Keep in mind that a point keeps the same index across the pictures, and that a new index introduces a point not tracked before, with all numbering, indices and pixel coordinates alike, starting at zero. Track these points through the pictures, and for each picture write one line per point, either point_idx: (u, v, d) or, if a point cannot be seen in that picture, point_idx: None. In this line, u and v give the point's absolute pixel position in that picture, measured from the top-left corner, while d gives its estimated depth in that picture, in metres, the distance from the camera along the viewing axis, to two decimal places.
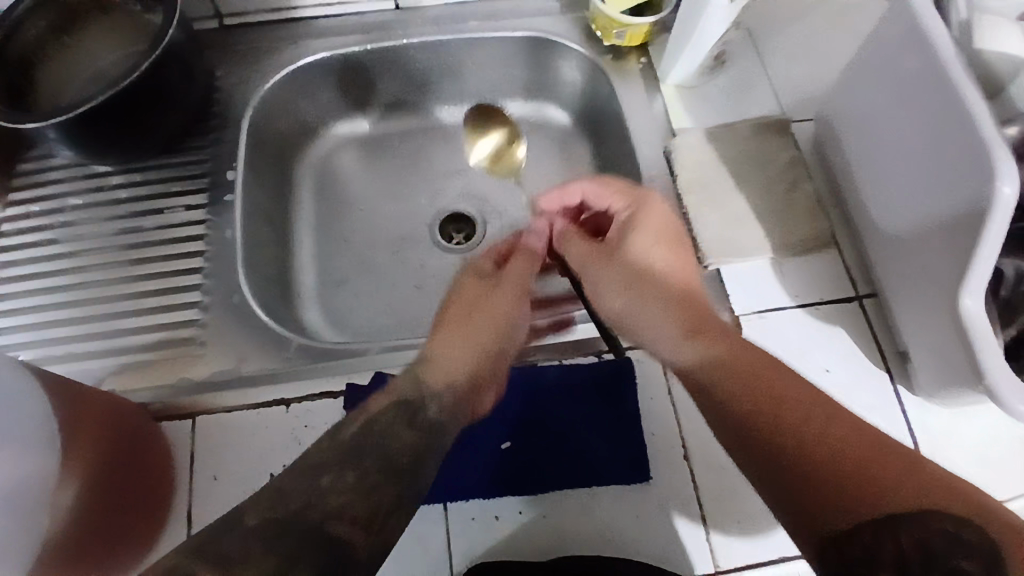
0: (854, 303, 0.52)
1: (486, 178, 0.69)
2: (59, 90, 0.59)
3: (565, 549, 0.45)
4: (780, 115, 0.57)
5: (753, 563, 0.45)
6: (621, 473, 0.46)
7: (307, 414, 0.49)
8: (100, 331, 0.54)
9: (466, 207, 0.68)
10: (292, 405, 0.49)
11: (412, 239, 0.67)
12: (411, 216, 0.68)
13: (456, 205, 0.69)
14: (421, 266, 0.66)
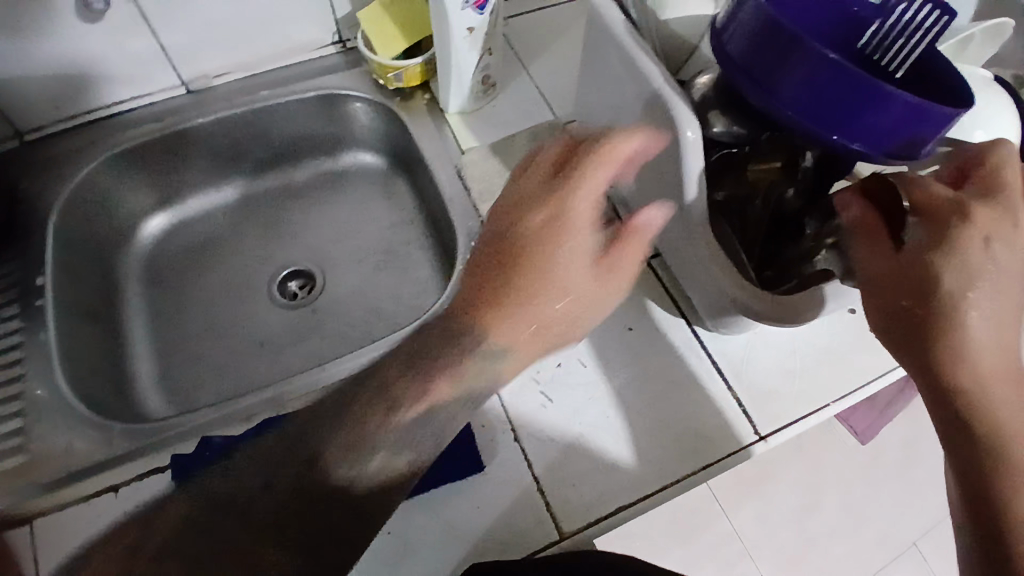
0: (644, 266, 0.58)
1: (314, 231, 0.72)
2: None
3: (414, 555, 0.46)
4: (552, 120, 0.64)
5: (590, 520, 0.48)
6: (453, 469, 0.48)
7: (139, 496, 0.48)
8: None
9: (299, 260, 0.71)
10: (121, 489, 0.48)
11: (250, 300, 0.69)
12: (246, 280, 0.70)
13: (290, 260, 0.71)
14: (262, 325, 0.67)
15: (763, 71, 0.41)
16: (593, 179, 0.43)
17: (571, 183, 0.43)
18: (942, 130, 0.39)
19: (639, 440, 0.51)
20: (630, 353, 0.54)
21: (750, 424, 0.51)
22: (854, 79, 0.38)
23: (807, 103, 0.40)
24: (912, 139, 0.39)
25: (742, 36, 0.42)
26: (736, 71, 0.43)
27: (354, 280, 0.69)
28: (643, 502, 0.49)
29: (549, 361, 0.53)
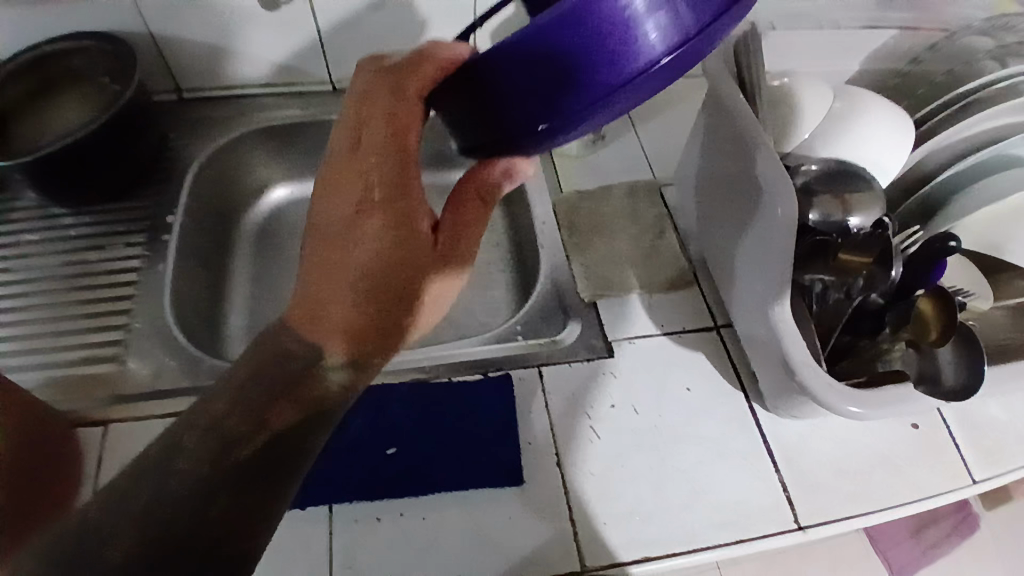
0: (713, 332, 0.59)
1: None
2: (36, 138, 0.65)
3: (440, 546, 0.48)
4: (651, 180, 0.69)
5: (615, 561, 0.48)
6: (495, 474, 0.51)
7: None
8: (40, 348, 0.59)
9: None
10: None
11: None
12: None
13: None
14: None
15: (474, 92, 0.38)
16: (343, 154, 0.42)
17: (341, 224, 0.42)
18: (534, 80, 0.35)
19: (676, 497, 0.51)
20: (683, 411, 0.55)
21: (793, 513, 0.51)
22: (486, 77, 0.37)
23: (497, 102, 0.38)
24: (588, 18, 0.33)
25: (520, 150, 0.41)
26: (540, 134, 0.37)
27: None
28: (668, 557, 0.49)
29: (605, 400, 0.55)
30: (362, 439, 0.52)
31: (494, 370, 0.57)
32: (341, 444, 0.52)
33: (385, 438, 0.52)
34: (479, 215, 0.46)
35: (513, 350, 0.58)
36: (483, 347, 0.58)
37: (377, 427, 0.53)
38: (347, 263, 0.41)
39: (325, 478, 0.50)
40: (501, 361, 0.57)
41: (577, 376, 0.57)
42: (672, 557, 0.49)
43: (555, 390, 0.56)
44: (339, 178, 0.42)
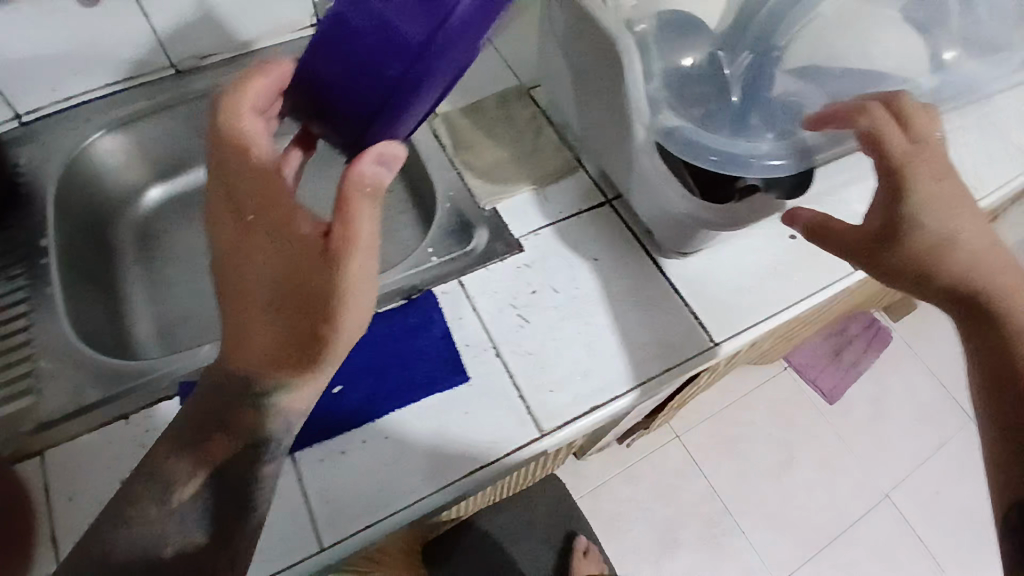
0: (606, 206, 0.64)
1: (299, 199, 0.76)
2: None
3: (409, 457, 0.51)
4: (519, 84, 0.71)
5: (568, 419, 0.53)
6: (441, 379, 0.54)
7: (147, 419, 0.54)
8: None
9: None
10: (131, 416, 0.54)
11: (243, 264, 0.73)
12: None
13: None
14: None
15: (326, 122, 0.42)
16: (217, 172, 0.40)
17: (230, 244, 0.40)
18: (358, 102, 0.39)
19: (607, 351, 0.57)
20: (595, 279, 0.60)
21: (707, 333, 0.58)
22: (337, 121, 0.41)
23: (347, 132, 0.41)
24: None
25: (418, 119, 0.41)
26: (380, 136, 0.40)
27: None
28: (610, 401, 0.54)
29: (525, 289, 0.59)
30: None
31: (416, 291, 0.59)
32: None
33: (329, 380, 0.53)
34: (362, 213, 0.38)
35: (429, 271, 0.60)
36: (398, 275, 0.60)
37: None
38: (242, 291, 0.40)
39: None
40: (420, 283, 0.59)
41: (494, 276, 0.59)
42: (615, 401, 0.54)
43: (477, 293, 0.58)
44: (217, 198, 0.40)
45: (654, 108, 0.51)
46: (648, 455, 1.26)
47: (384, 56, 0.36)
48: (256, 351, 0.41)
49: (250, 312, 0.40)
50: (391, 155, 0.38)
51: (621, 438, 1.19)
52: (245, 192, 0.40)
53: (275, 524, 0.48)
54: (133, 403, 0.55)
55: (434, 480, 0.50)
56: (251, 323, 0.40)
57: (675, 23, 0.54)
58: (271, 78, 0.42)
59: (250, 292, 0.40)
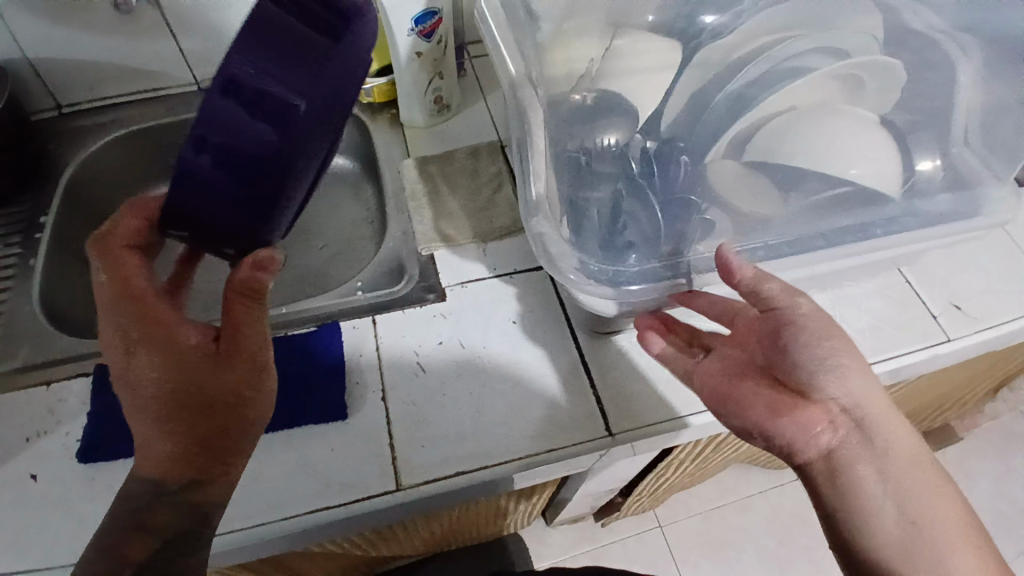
0: (541, 271, 0.63)
1: None
2: None
3: (265, 481, 0.52)
4: (493, 140, 0.73)
5: (431, 478, 0.52)
6: (319, 411, 0.54)
7: (64, 388, 0.58)
8: None
9: None
10: (52, 383, 0.58)
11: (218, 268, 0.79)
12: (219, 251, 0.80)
13: None
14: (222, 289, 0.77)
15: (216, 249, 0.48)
16: (104, 304, 0.40)
17: (127, 360, 0.40)
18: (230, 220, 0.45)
19: (493, 418, 0.54)
20: (506, 342, 0.58)
21: (603, 421, 0.55)
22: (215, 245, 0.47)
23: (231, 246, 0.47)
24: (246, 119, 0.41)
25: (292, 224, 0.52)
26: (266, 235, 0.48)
27: (308, 266, 0.78)
28: (480, 469, 0.52)
29: (432, 338, 0.59)
30: None
31: (327, 319, 0.60)
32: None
33: None
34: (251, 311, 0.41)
35: (349, 303, 0.61)
36: (321, 303, 0.62)
37: None
38: (143, 401, 0.40)
39: None
40: (337, 314, 0.60)
41: (407, 320, 0.60)
42: (484, 471, 0.52)
43: (386, 333, 0.59)
44: (106, 325, 0.40)
45: (531, 204, 0.48)
46: (625, 540, 1.17)
47: (227, 185, 0.43)
48: (163, 456, 0.41)
49: (153, 421, 0.40)
50: (266, 259, 0.42)
51: (597, 515, 1.11)
52: (135, 313, 0.40)
53: None
54: (61, 371, 0.60)
55: (283, 508, 0.51)
56: (155, 431, 0.40)
57: (601, 102, 0.57)
58: (139, 213, 0.44)
59: (152, 402, 0.40)
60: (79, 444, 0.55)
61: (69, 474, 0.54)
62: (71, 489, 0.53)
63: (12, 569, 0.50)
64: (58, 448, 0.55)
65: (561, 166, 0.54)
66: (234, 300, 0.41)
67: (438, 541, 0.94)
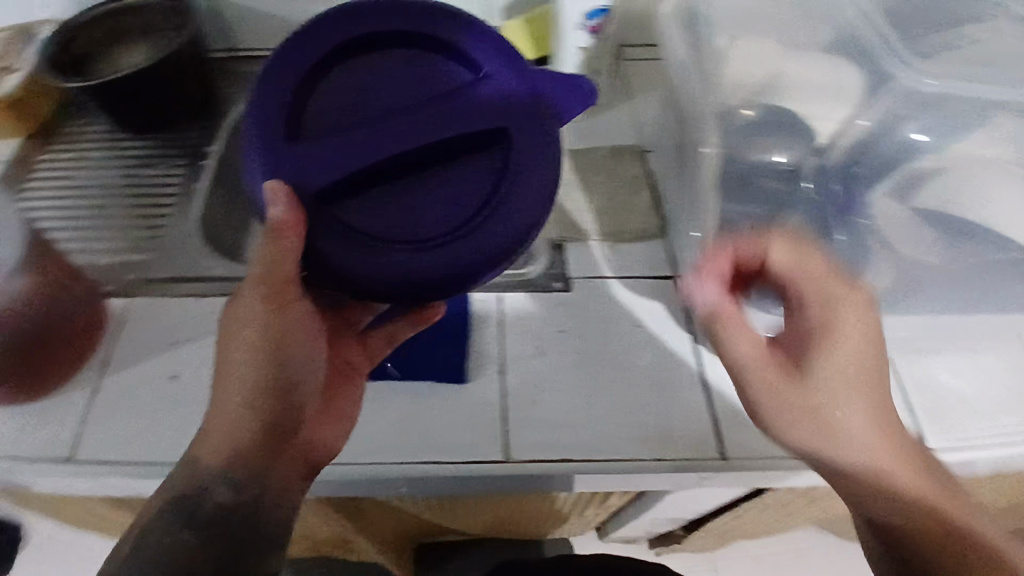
0: (668, 280, 0.63)
1: None
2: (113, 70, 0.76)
3: (381, 428, 0.54)
4: (636, 144, 0.73)
5: (538, 458, 0.53)
6: (441, 373, 0.56)
7: (209, 304, 0.63)
8: (93, 239, 0.70)
9: None
10: (201, 297, 0.63)
11: None
12: None
13: None
14: None
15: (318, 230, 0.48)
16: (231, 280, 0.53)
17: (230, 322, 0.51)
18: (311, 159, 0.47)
19: (604, 415, 0.55)
20: (626, 342, 0.59)
21: (717, 444, 0.54)
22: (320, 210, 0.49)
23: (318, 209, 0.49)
24: (362, 134, 0.46)
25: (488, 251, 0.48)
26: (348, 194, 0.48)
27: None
28: (587, 461, 0.53)
29: (554, 325, 0.59)
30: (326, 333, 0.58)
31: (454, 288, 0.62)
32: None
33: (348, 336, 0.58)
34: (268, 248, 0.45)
35: None
36: None
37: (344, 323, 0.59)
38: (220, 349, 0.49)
39: None
40: None
41: (531, 303, 0.61)
42: (591, 464, 0.52)
43: (510, 312, 0.60)
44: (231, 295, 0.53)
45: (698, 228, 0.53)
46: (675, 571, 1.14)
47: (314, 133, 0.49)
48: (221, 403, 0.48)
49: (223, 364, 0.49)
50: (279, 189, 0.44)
51: (652, 542, 1.09)
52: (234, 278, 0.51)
53: None
54: (209, 289, 0.65)
55: (393, 457, 0.53)
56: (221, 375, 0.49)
57: (771, 119, 0.59)
58: None
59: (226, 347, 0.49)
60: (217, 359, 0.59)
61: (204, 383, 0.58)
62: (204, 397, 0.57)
63: (144, 458, 0.55)
64: (196, 358, 0.59)
65: (724, 177, 0.58)
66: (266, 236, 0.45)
67: (496, 530, 0.95)
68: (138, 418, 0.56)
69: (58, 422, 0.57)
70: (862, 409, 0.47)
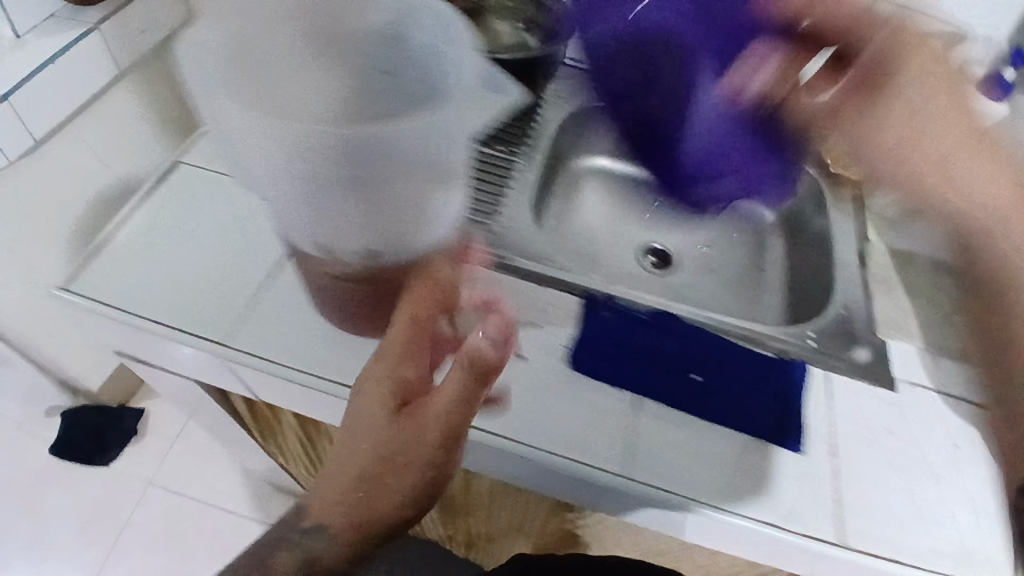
0: (980, 409, 0.66)
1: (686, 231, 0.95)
2: None
3: (719, 467, 0.59)
4: (951, 263, 0.76)
5: (855, 544, 0.56)
6: (782, 433, 0.60)
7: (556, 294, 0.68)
8: None
9: (666, 246, 0.94)
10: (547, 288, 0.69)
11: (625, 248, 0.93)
12: (632, 235, 0.95)
13: (659, 241, 0.94)
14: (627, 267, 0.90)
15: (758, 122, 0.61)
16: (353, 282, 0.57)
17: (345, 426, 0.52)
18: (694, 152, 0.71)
19: (914, 519, 0.59)
20: (938, 457, 0.63)
21: None
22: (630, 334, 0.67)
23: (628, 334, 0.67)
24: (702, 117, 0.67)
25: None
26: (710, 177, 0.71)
27: (703, 285, 0.89)
28: (895, 558, 0.56)
29: (877, 421, 0.64)
30: (676, 357, 0.64)
31: (789, 355, 0.67)
32: (664, 359, 0.64)
33: (695, 366, 0.63)
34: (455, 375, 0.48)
35: (803, 349, 0.68)
36: (776, 333, 0.68)
37: (693, 354, 0.64)
38: (346, 450, 0.50)
39: (647, 370, 0.63)
40: (791, 351, 0.67)
41: (855, 388, 0.66)
42: (901, 563, 0.56)
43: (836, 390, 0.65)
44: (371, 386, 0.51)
45: None
46: None
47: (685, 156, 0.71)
48: (330, 497, 0.51)
49: (342, 447, 0.51)
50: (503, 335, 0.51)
51: None
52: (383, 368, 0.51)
53: (611, 435, 0.60)
54: (553, 279, 0.70)
55: (725, 497, 0.57)
56: (343, 471, 0.50)
57: None
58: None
59: (348, 436, 0.51)
60: (565, 350, 0.65)
61: (556, 372, 0.63)
62: (555, 381, 0.63)
63: (494, 425, 0.60)
64: (547, 341, 0.65)
65: None
66: (469, 371, 0.48)
67: None
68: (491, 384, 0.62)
69: None
70: (977, 157, 0.49)
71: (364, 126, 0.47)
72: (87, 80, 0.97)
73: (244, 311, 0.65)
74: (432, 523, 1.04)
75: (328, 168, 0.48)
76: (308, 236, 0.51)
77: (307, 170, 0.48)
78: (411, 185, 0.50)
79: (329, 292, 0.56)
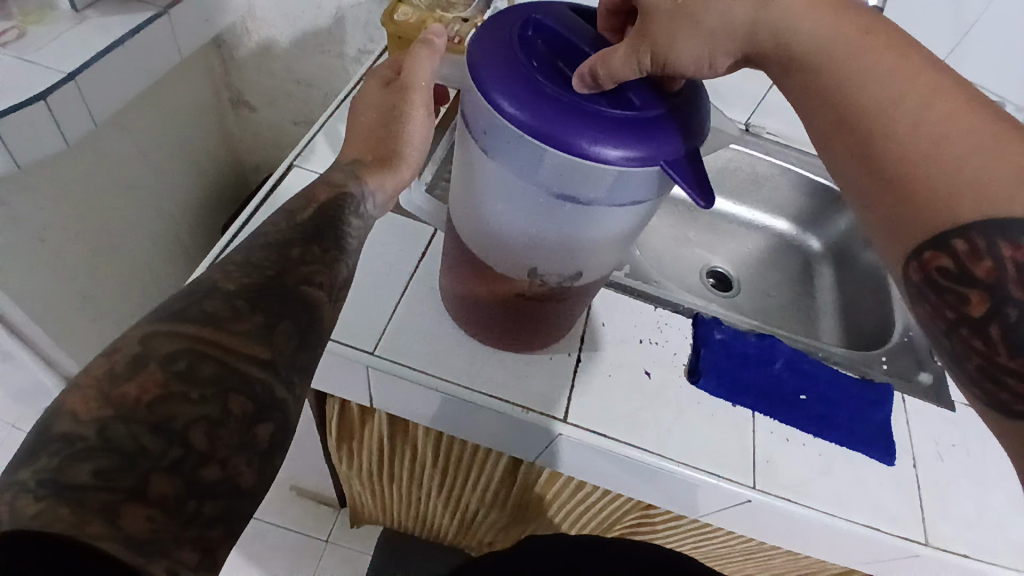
0: None
1: (740, 258, 1.04)
2: None
3: (827, 480, 0.65)
4: None
5: (947, 548, 0.63)
6: (877, 450, 0.68)
7: (667, 314, 0.74)
8: None
9: (722, 270, 1.02)
10: (660, 307, 0.75)
11: (691, 269, 1.00)
12: (696, 257, 1.02)
13: (716, 266, 1.03)
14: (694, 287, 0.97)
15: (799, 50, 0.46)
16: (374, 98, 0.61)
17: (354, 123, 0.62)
18: (774, 373, 0.71)
19: (991, 527, 0.65)
20: (1001, 472, 0.70)
21: None
22: (748, 374, 0.71)
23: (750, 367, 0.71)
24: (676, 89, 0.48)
25: (676, 135, 0.45)
26: (792, 392, 0.70)
27: (763, 309, 0.97)
28: (983, 560, 0.63)
29: (947, 437, 0.71)
30: (782, 377, 0.71)
31: (874, 378, 0.74)
32: (775, 381, 0.71)
33: (799, 387, 0.71)
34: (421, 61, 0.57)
35: (883, 372, 0.75)
36: (857, 357, 0.77)
37: (795, 375, 0.72)
38: (366, 98, 0.61)
39: (758, 389, 0.70)
40: (870, 372, 0.75)
41: (928, 409, 0.73)
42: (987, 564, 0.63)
43: (913, 409, 0.73)
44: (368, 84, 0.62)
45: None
46: None
47: (764, 371, 0.71)
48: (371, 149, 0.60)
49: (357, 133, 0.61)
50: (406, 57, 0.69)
51: None
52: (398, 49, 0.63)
53: (733, 449, 0.65)
54: (661, 301, 0.76)
55: (835, 508, 0.63)
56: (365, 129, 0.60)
57: None
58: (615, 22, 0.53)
59: (365, 119, 0.61)
60: (683, 366, 0.70)
61: (679, 388, 0.68)
62: (680, 396, 0.68)
63: (630, 438, 0.63)
64: (669, 359, 0.70)
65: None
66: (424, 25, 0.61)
67: None
68: (624, 400, 0.66)
69: (548, 377, 0.66)
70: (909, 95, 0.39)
71: (585, 179, 0.47)
72: (145, 60, 0.93)
73: (383, 320, 0.67)
74: (483, 534, 1.05)
75: (550, 182, 0.49)
76: (509, 251, 0.55)
77: (528, 186, 0.50)
78: (607, 214, 0.50)
79: (471, 293, 0.62)
